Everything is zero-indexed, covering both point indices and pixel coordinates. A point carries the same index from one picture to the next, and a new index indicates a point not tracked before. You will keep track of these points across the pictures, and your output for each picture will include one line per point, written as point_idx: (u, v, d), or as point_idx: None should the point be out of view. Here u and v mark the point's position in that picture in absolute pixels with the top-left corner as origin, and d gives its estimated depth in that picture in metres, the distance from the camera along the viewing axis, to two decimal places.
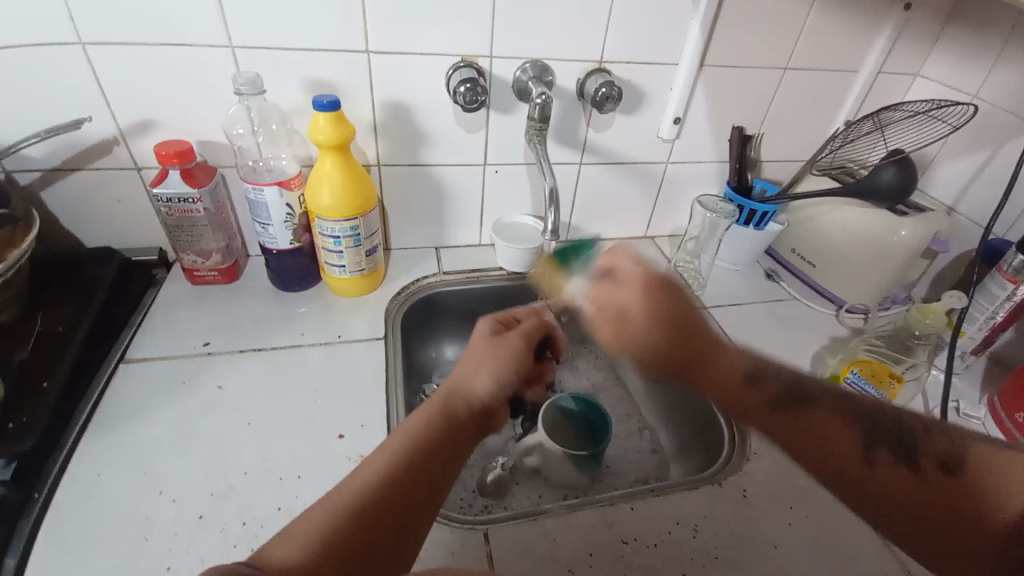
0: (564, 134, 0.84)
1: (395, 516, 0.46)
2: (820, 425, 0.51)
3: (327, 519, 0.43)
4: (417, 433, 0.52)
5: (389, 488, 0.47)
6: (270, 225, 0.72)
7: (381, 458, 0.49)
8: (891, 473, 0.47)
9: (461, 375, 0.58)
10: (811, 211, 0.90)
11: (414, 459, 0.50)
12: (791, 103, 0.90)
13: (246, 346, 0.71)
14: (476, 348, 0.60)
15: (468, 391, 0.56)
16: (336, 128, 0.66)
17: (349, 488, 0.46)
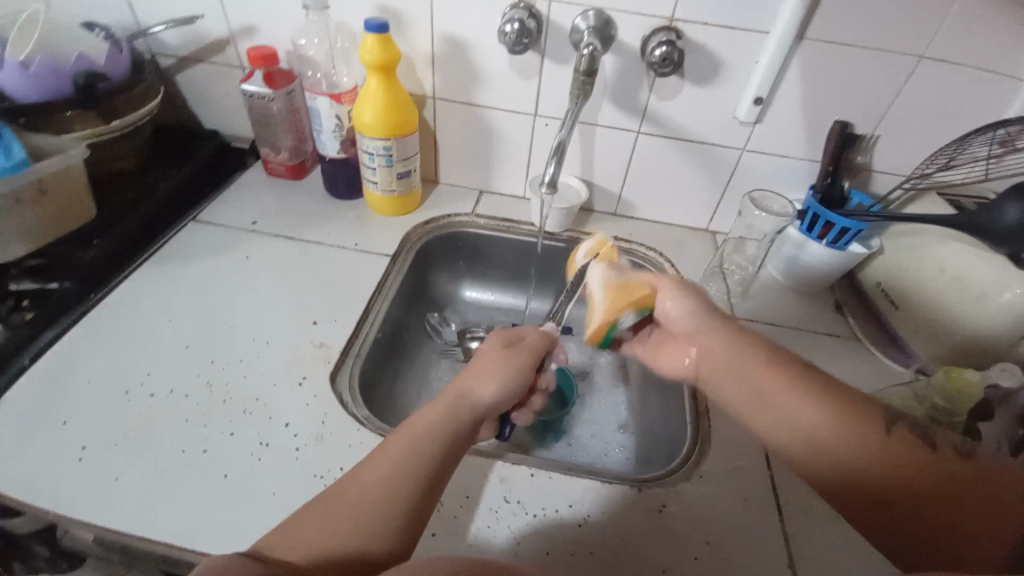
0: (622, 96, 0.79)
1: (412, 511, 0.45)
2: (828, 428, 0.47)
3: (340, 514, 0.43)
4: (422, 428, 0.50)
5: (402, 481, 0.46)
6: (322, 132, 0.82)
7: (383, 456, 0.47)
8: (904, 468, 0.43)
9: (470, 381, 0.55)
10: (909, 240, 0.74)
11: (416, 449, 0.48)
12: (919, 103, 0.72)
13: (281, 232, 0.82)
14: (488, 354, 0.57)
15: (476, 398, 0.54)
16: (382, 51, 0.71)
17: (353, 485, 0.45)
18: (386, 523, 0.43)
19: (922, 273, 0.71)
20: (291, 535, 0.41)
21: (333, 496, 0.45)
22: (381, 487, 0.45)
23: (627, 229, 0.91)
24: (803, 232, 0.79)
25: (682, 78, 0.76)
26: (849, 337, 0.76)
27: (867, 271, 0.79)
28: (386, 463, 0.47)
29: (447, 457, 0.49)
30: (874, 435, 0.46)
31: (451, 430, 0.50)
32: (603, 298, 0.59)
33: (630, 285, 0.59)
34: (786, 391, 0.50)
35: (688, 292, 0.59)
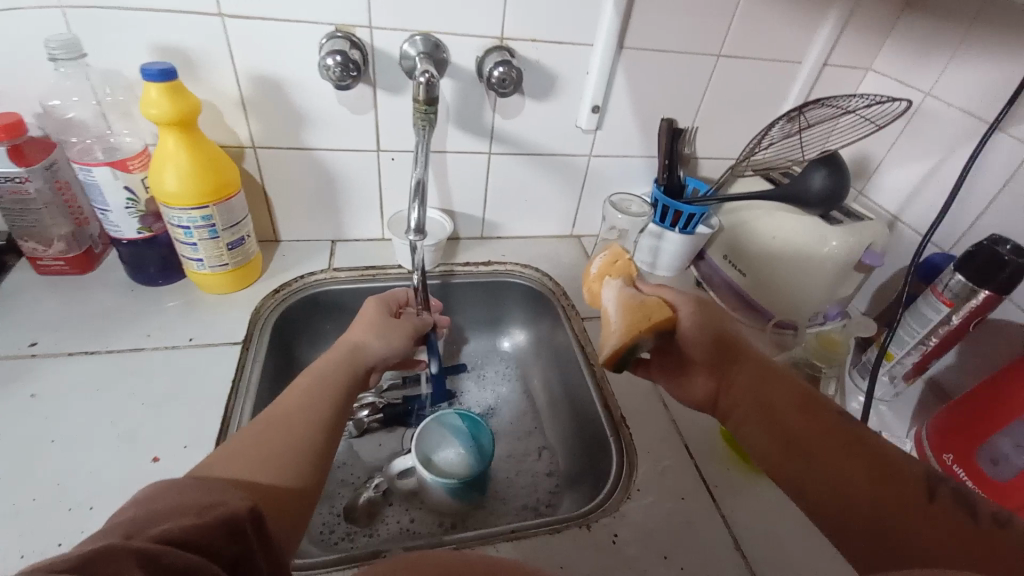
0: (467, 120, 0.76)
1: (322, 454, 0.46)
2: (796, 405, 0.46)
3: (268, 444, 0.43)
4: (325, 371, 0.53)
5: (311, 422, 0.47)
6: (110, 211, 0.64)
7: (294, 398, 0.49)
8: (887, 465, 0.39)
9: (359, 336, 0.59)
10: (741, 214, 0.83)
11: (329, 390, 0.51)
12: (726, 94, 0.82)
13: (80, 347, 0.63)
14: (366, 310, 0.63)
15: (369, 349, 0.58)
16: (174, 102, 0.58)
17: (275, 421, 0.46)
18: (301, 466, 0.43)
19: (755, 236, 0.80)
20: (224, 468, 0.41)
21: (260, 432, 0.44)
22: (299, 429, 0.46)
23: (499, 250, 0.89)
24: (658, 223, 0.84)
25: (523, 94, 0.75)
26: None
27: (714, 246, 0.87)
28: (293, 406, 0.48)
29: (349, 395, 0.52)
30: (819, 417, 0.44)
31: (348, 374, 0.54)
32: (619, 316, 0.50)
33: (647, 300, 0.50)
34: (773, 398, 0.47)
35: (688, 297, 0.51)
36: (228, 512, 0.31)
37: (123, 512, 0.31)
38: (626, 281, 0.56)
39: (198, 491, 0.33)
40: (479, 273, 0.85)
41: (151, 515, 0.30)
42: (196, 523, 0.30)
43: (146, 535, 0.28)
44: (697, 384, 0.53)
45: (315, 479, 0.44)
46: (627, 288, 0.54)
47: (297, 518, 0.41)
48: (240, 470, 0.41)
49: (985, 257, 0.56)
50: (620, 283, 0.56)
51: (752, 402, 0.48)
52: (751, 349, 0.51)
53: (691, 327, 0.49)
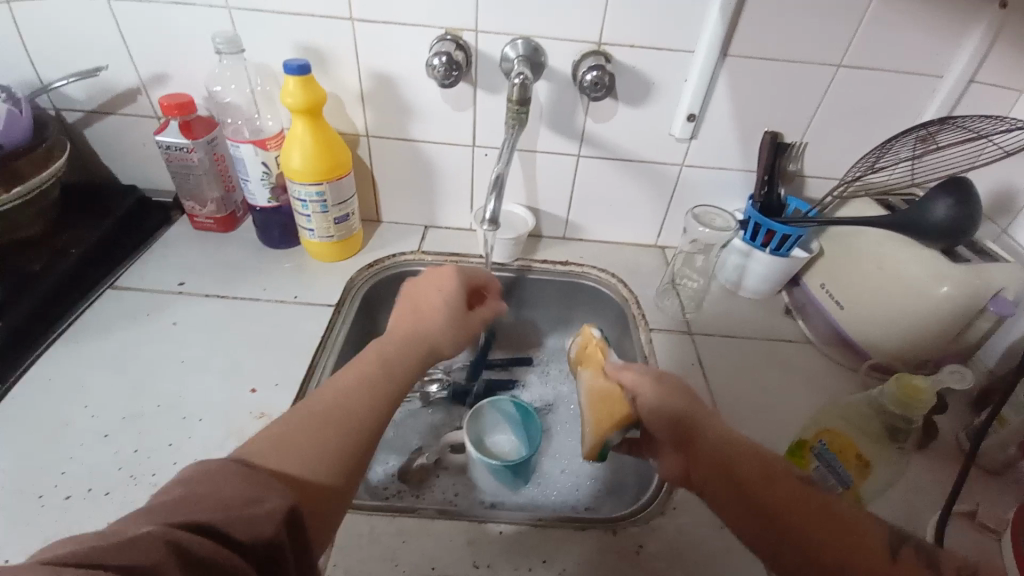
0: (559, 121, 0.78)
1: (367, 447, 0.46)
2: (762, 467, 0.44)
3: (313, 436, 0.44)
4: (387, 360, 0.52)
5: (368, 416, 0.47)
6: (249, 181, 0.77)
7: (352, 383, 0.49)
8: (854, 529, 0.39)
9: (439, 329, 0.57)
10: (842, 242, 0.76)
11: (385, 376, 0.51)
12: (843, 109, 0.75)
13: (212, 291, 0.76)
14: (445, 285, 0.61)
15: (441, 346, 0.57)
16: (305, 92, 0.68)
17: (325, 408, 0.46)
18: (341, 463, 0.44)
19: (856, 267, 0.73)
20: (264, 455, 0.42)
21: (311, 424, 0.45)
22: (347, 422, 0.46)
23: (578, 251, 0.90)
24: (747, 241, 0.80)
25: (616, 99, 0.76)
26: (801, 341, 0.78)
27: (812, 273, 0.80)
28: (353, 394, 0.48)
29: (406, 388, 0.52)
30: (781, 479, 0.43)
31: (416, 366, 0.54)
32: (591, 413, 0.58)
33: (610, 395, 0.56)
34: (737, 467, 0.44)
35: (642, 381, 0.54)
36: (260, 504, 0.33)
37: (172, 491, 0.33)
38: (598, 368, 0.61)
39: (241, 479, 0.34)
40: (555, 272, 0.87)
41: (192, 500, 0.32)
42: (230, 515, 0.32)
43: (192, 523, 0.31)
44: (668, 463, 0.51)
45: (355, 479, 0.45)
46: (599, 380, 0.59)
47: (330, 513, 0.42)
48: (281, 461, 0.41)
49: None
50: (593, 371, 0.61)
51: (713, 466, 0.46)
52: (711, 421, 0.49)
53: (648, 412, 0.52)
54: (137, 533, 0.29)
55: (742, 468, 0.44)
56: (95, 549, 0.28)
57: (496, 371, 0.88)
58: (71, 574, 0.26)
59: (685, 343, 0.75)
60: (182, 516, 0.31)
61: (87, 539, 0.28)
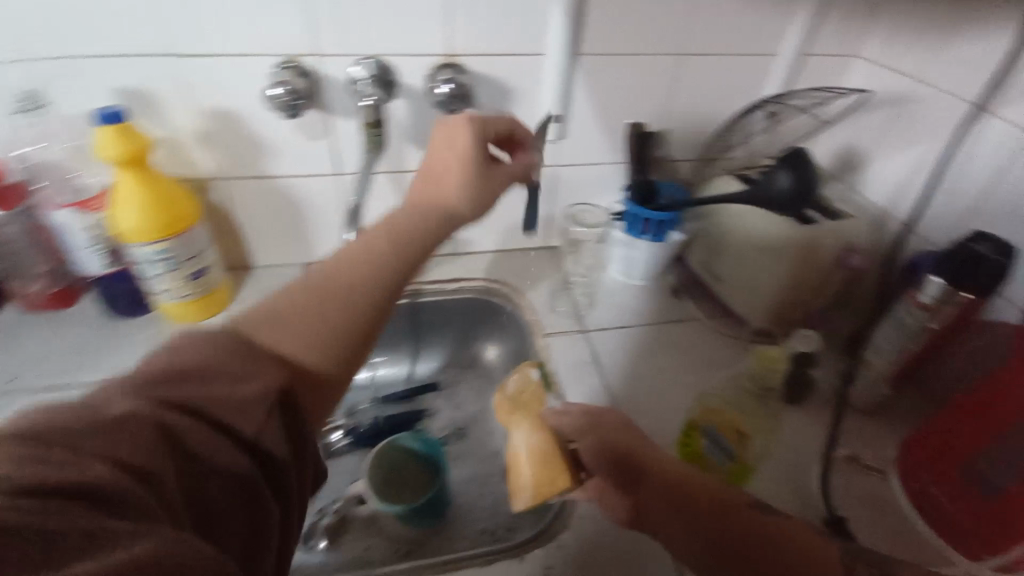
0: (425, 138, 0.76)
1: (370, 329, 0.45)
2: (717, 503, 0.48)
3: (308, 309, 0.43)
4: (404, 231, 0.50)
5: (377, 284, 0.46)
6: (77, 249, 0.68)
7: (358, 253, 0.47)
8: (806, 554, 0.44)
9: (447, 199, 0.55)
10: (710, 219, 0.78)
11: (391, 250, 0.48)
12: (695, 94, 0.79)
13: (51, 380, 0.66)
14: (457, 132, 0.56)
15: (452, 212, 0.55)
16: (122, 142, 0.60)
17: (326, 284, 0.45)
18: (341, 344, 0.43)
19: (725, 241, 0.76)
20: (251, 321, 0.41)
21: (310, 294, 0.44)
22: (347, 294, 0.45)
23: (471, 266, 0.88)
24: (627, 232, 0.81)
25: (479, 109, 0.74)
26: (690, 318, 0.80)
27: (693, 252, 0.83)
28: (364, 268, 0.46)
29: (421, 255, 0.50)
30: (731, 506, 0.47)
31: (426, 237, 0.51)
32: (529, 469, 0.52)
33: (551, 447, 0.51)
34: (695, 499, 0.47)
35: (580, 426, 0.53)
36: (254, 396, 0.35)
37: (162, 364, 0.34)
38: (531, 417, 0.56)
39: (213, 352, 0.36)
40: (448, 291, 0.84)
41: (181, 379, 0.34)
42: (222, 412, 0.33)
43: (177, 403, 0.32)
44: (611, 503, 0.51)
45: (352, 362, 0.45)
46: (534, 427, 0.54)
47: (322, 393, 0.43)
48: (279, 336, 0.41)
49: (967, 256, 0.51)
50: (527, 420, 0.56)
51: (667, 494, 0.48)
52: (654, 458, 0.50)
53: (595, 456, 0.50)
54: (119, 416, 0.30)
55: (700, 501, 0.47)
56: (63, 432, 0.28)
57: (403, 403, 0.84)
58: (62, 456, 0.27)
59: (581, 343, 0.75)
60: (166, 400, 0.32)
61: (78, 407, 0.30)
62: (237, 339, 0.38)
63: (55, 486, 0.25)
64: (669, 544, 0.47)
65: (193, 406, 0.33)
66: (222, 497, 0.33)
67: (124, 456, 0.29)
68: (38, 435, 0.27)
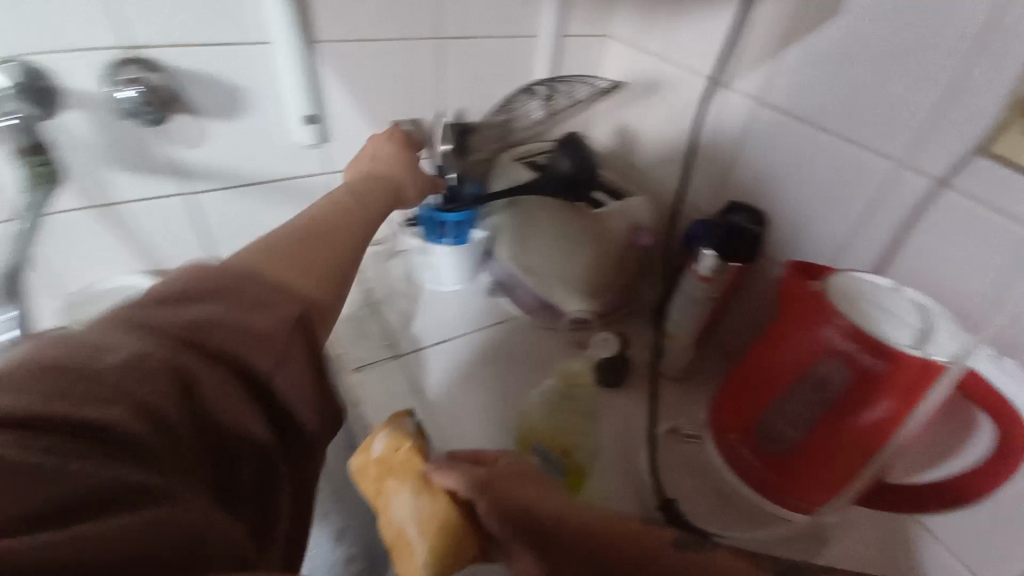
0: (133, 158, 0.58)
1: (348, 275, 0.43)
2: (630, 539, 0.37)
3: (299, 255, 0.40)
4: (355, 193, 0.51)
5: (352, 234, 0.46)
6: None
7: (337, 209, 0.47)
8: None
9: (395, 175, 0.56)
10: (510, 215, 0.75)
11: (363, 209, 0.50)
12: (468, 82, 0.73)
13: None
14: (371, 149, 0.59)
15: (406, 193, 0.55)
16: None
17: (320, 230, 0.44)
18: (330, 281, 0.40)
19: (529, 237, 0.73)
20: (280, 270, 0.37)
21: (315, 241, 0.42)
22: (351, 244, 0.45)
23: None
24: (427, 238, 0.74)
25: (203, 116, 0.58)
26: (509, 317, 0.76)
27: (498, 248, 0.78)
28: (346, 224, 0.46)
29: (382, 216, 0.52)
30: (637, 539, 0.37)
31: (381, 207, 0.52)
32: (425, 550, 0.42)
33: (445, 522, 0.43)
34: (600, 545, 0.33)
35: (472, 482, 0.41)
36: (274, 317, 0.34)
37: (190, 283, 0.32)
38: (418, 480, 0.45)
39: (271, 291, 0.35)
40: None
41: (174, 300, 0.31)
42: (241, 346, 0.32)
43: (182, 320, 0.31)
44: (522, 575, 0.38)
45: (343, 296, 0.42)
46: (423, 500, 0.44)
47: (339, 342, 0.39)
48: (274, 267, 0.37)
49: (727, 227, 0.56)
50: (413, 490, 0.45)
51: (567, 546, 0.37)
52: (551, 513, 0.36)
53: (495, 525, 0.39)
54: (125, 362, 0.27)
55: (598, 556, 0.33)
56: (61, 376, 0.26)
57: None
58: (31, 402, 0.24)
59: (396, 371, 0.65)
60: (188, 340, 0.30)
61: (62, 349, 0.27)
62: (256, 273, 0.36)
63: (79, 428, 0.25)
64: None
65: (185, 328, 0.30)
66: (241, 439, 0.32)
67: (143, 395, 0.27)
68: (32, 386, 0.25)
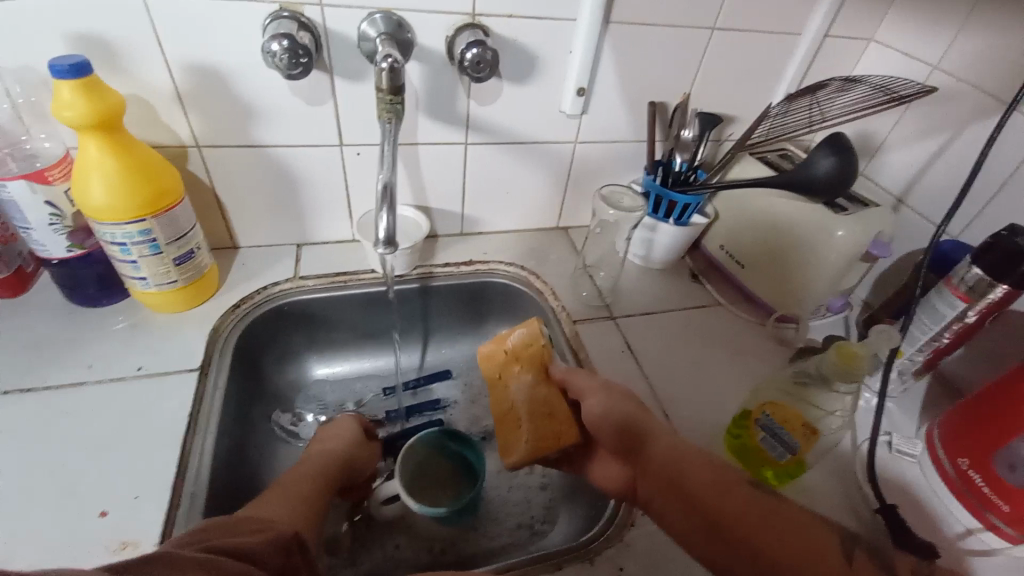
0: (439, 107, 0.68)
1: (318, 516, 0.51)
2: (723, 497, 0.43)
3: (260, 511, 0.47)
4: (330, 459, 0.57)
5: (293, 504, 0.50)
6: (33, 229, 0.56)
7: (298, 469, 0.55)
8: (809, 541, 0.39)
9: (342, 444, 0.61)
10: (739, 202, 0.77)
11: (315, 481, 0.54)
12: (721, 72, 0.75)
13: (10, 383, 0.56)
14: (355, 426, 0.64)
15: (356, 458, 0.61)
16: (90, 100, 0.49)
17: (271, 497, 0.50)
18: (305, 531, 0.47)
19: (757, 228, 0.75)
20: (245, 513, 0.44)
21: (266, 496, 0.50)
22: (275, 503, 0.49)
23: (479, 246, 0.82)
24: (651, 215, 0.77)
25: (501, 77, 0.68)
26: (714, 303, 0.80)
27: (711, 236, 0.82)
28: (277, 492, 0.51)
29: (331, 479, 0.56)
30: (731, 489, 0.44)
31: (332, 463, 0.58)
32: (529, 431, 0.55)
33: (553, 406, 0.55)
34: (711, 485, 0.44)
35: (592, 384, 0.53)
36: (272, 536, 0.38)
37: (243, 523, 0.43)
38: (539, 369, 0.56)
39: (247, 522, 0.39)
40: (460, 274, 0.78)
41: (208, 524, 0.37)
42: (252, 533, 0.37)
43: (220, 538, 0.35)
44: (611, 469, 0.54)
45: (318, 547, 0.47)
46: (540, 381, 0.56)
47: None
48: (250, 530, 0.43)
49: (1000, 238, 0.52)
50: (532, 371, 0.56)
51: (671, 478, 0.47)
52: (658, 428, 0.51)
53: (597, 413, 0.51)
54: (235, 529, 0.37)
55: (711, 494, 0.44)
56: (205, 535, 0.35)
57: (413, 395, 0.79)
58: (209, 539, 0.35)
59: (610, 329, 0.72)
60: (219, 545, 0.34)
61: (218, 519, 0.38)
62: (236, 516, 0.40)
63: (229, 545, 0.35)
64: (687, 520, 0.45)
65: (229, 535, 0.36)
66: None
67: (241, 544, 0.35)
68: (209, 529, 0.36)
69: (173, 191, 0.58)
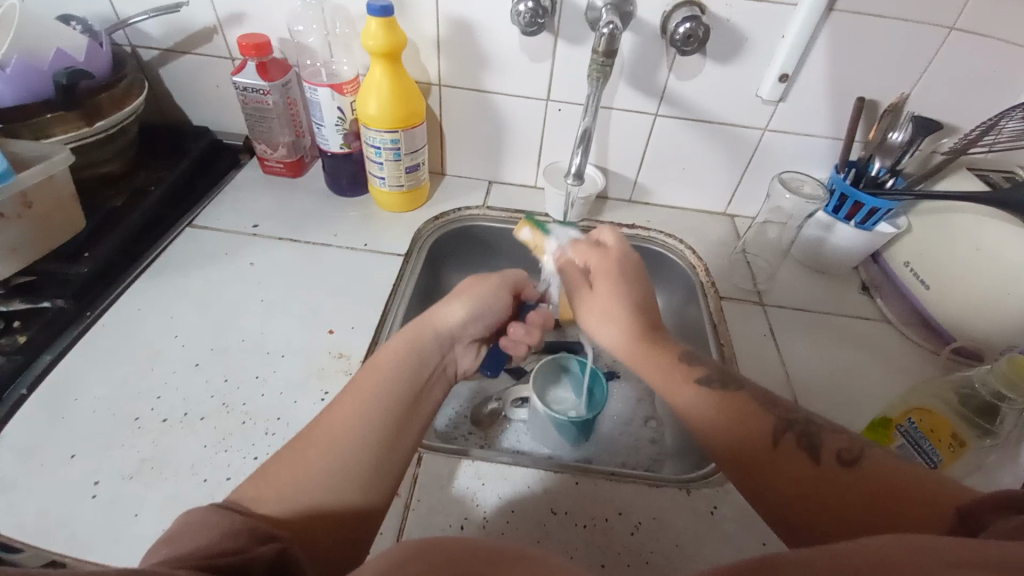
0: (640, 78, 0.75)
1: (374, 449, 0.46)
2: (798, 470, 0.44)
3: (300, 468, 0.43)
4: (386, 377, 0.51)
5: (364, 427, 0.47)
6: (323, 126, 0.76)
7: (387, 359, 0.54)
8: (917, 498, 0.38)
9: (442, 311, 0.60)
10: (938, 218, 0.71)
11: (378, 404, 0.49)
12: (949, 76, 0.70)
13: (284, 234, 0.78)
14: (479, 290, 0.63)
15: (451, 327, 0.59)
16: (387, 35, 0.67)
17: (305, 447, 0.45)
18: (363, 479, 0.45)
19: (951, 250, 0.69)
20: (253, 490, 0.42)
21: (299, 446, 0.46)
22: (334, 441, 0.46)
23: (644, 215, 0.88)
24: (831, 213, 0.76)
25: (705, 56, 0.72)
26: (879, 320, 0.75)
27: (894, 250, 0.76)
28: (348, 408, 0.48)
29: (411, 384, 0.52)
30: (805, 463, 0.44)
31: (422, 361, 0.55)
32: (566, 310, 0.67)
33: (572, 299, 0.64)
34: (809, 472, 0.43)
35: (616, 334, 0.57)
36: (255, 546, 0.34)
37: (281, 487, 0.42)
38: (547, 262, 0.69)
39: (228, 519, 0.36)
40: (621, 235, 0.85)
41: (187, 527, 0.35)
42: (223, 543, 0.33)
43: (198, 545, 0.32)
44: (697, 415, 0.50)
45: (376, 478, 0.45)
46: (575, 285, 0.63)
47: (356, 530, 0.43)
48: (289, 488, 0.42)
49: None
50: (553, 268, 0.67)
51: (741, 468, 0.46)
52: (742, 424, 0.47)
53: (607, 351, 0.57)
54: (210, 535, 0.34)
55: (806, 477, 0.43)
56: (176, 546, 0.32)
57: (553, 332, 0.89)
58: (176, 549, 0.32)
59: (756, 313, 0.74)
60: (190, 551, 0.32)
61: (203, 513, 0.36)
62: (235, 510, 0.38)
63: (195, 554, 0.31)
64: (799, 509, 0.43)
65: (197, 541, 0.33)
66: None
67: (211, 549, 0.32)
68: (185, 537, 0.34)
69: (417, 116, 0.73)
